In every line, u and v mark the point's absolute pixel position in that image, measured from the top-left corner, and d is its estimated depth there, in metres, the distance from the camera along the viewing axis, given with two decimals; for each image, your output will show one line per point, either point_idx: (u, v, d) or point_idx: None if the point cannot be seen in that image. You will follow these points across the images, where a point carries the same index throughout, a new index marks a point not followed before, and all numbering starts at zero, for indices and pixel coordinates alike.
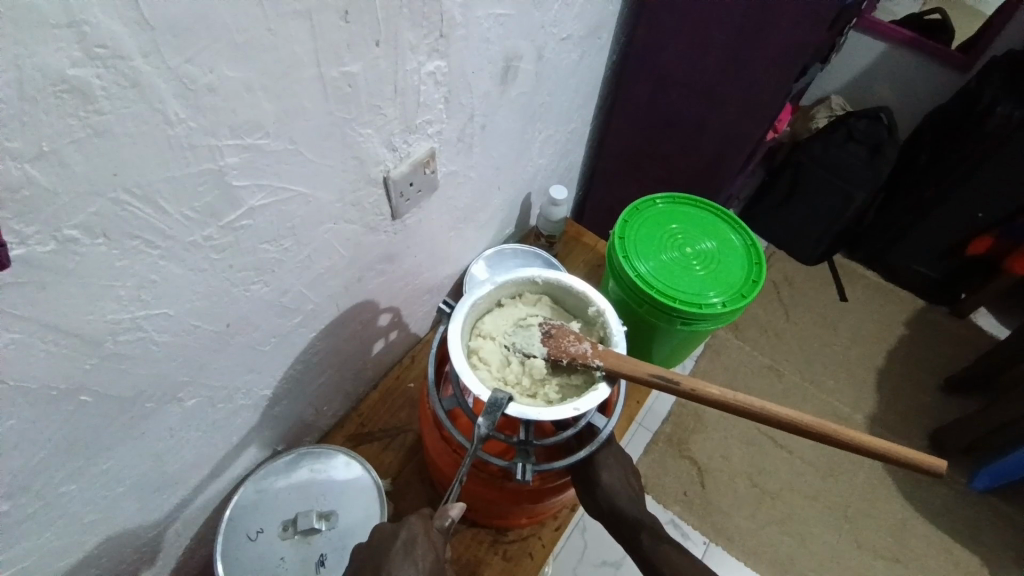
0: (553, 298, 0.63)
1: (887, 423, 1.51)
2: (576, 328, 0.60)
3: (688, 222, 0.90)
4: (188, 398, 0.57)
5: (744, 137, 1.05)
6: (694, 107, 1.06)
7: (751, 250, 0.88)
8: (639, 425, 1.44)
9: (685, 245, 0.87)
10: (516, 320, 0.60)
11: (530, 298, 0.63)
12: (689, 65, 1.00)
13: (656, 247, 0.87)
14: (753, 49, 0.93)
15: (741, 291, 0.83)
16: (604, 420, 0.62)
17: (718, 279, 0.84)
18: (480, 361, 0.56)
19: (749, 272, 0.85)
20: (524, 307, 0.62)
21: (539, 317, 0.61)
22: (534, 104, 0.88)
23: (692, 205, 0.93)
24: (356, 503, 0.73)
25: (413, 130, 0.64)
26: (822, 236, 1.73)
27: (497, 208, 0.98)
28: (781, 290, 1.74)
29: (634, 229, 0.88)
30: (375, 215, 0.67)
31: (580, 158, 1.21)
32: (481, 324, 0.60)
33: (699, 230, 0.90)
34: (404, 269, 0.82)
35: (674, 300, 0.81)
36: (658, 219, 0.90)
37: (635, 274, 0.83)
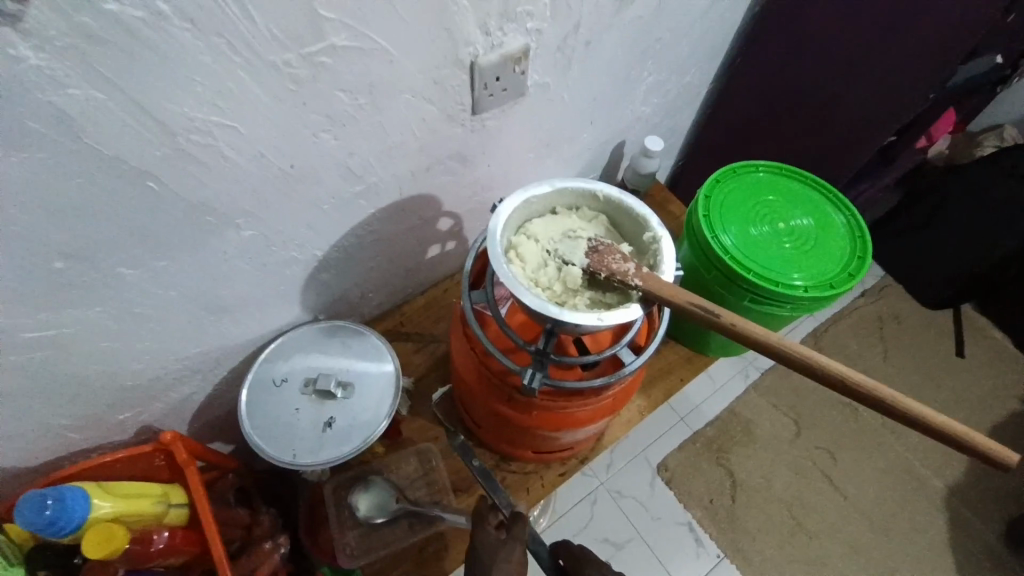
0: (610, 218, 0.59)
1: (969, 499, 1.31)
2: (625, 250, 0.55)
3: (791, 196, 0.80)
4: (245, 228, 0.60)
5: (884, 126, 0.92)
6: (833, 80, 0.93)
7: (856, 242, 0.77)
8: (680, 420, 1.36)
9: (780, 220, 0.78)
10: (565, 229, 0.57)
11: (586, 213, 0.59)
12: (841, 29, 0.88)
13: (744, 216, 0.78)
14: (923, 18, 0.79)
15: (833, 281, 0.73)
16: (629, 357, 0.59)
17: (807, 262, 0.75)
18: (515, 258, 0.54)
19: (849, 264, 0.75)
20: (576, 220, 0.58)
21: (590, 231, 0.57)
22: (648, 36, 0.82)
23: (799, 179, 0.82)
24: (373, 385, 0.75)
25: (511, 19, 0.62)
26: (952, 280, 1.49)
27: (584, 145, 0.94)
28: (884, 327, 1.54)
29: (726, 192, 0.80)
30: (456, 103, 0.66)
31: (689, 120, 1.12)
32: (529, 224, 0.57)
33: (801, 208, 0.80)
34: (474, 177, 0.81)
35: (750, 272, 0.73)
36: (755, 188, 0.81)
37: (714, 238, 0.76)
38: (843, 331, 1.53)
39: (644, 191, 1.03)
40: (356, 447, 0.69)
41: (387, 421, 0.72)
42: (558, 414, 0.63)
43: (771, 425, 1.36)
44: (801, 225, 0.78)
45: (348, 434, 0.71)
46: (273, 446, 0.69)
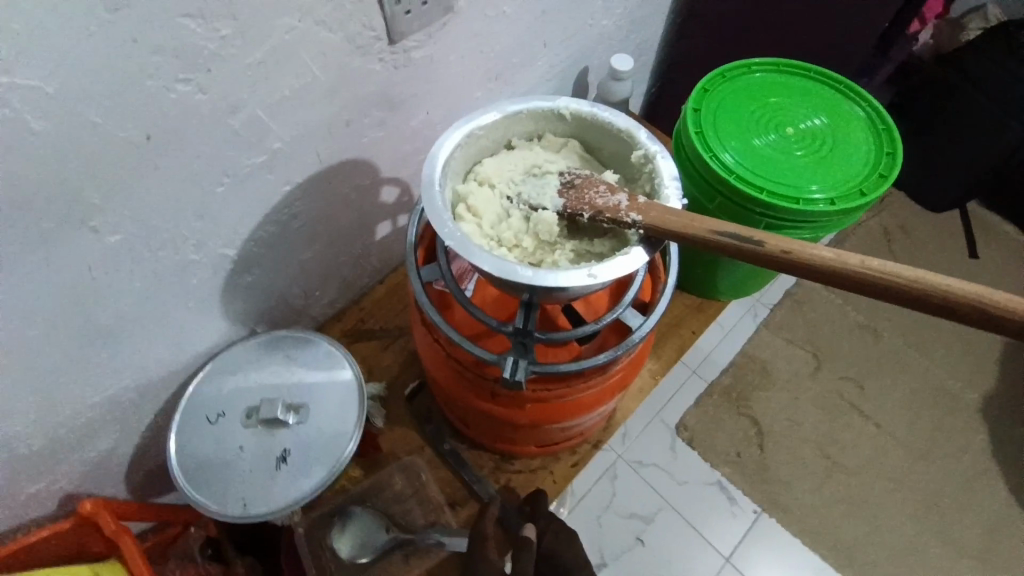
0: (584, 143, 0.45)
1: (1004, 405, 1.23)
2: (611, 180, 0.42)
3: (795, 95, 0.67)
4: (108, 230, 0.45)
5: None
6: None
7: (880, 134, 0.64)
8: (692, 373, 1.24)
9: (787, 124, 0.65)
10: (528, 166, 0.43)
11: (552, 142, 0.45)
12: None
13: (743, 124, 0.64)
14: None
15: (863, 186, 0.60)
16: (636, 319, 0.47)
17: (827, 170, 0.61)
18: (467, 211, 0.40)
19: (877, 162, 0.62)
20: (541, 152, 0.44)
21: (561, 163, 0.43)
22: None
23: (799, 74, 0.69)
24: (333, 402, 0.62)
25: None
26: (961, 175, 1.37)
27: (540, 75, 0.79)
28: (894, 239, 1.43)
29: (716, 102, 0.66)
30: (362, 26, 0.51)
31: (657, 34, 0.97)
32: (480, 167, 0.43)
33: (809, 106, 0.66)
34: (412, 129, 0.66)
35: (763, 191, 0.59)
36: (750, 92, 0.67)
37: (713, 157, 0.62)
38: (851, 251, 1.41)
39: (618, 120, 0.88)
40: (320, 483, 0.57)
41: (354, 442, 0.59)
42: (557, 403, 0.50)
43: (789, 363, 1.26)
44: (812, 125, 0.65)
45: (308, 465, 0.58)
46: (217, 499, 0.57)
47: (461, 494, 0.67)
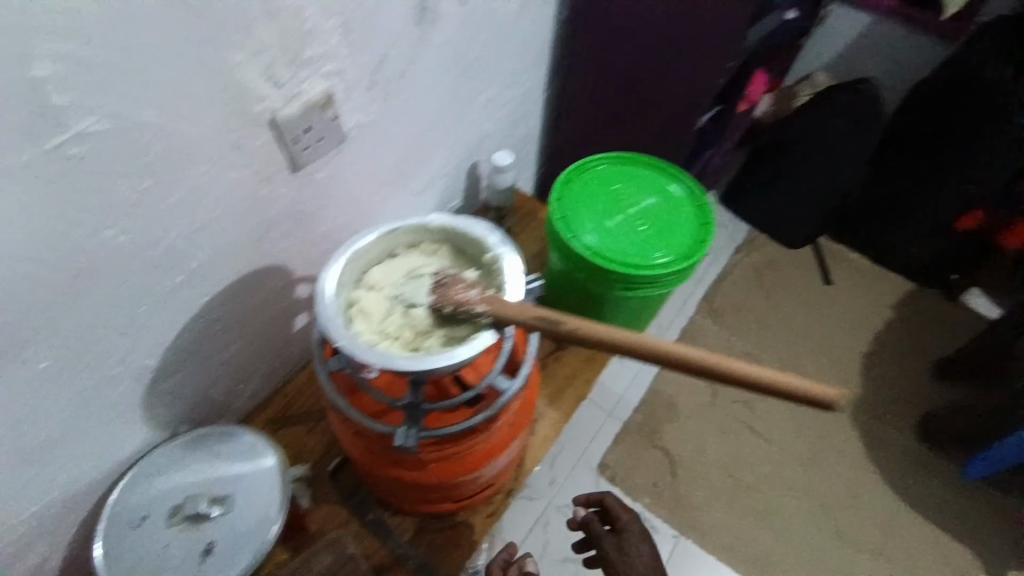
0: (454, 245, 0.56)
1: (874, 409, 1.42)
2: (472, 276, 0.53)
3: (635, 181, 0.83)
4: (38, 359, 0.51)
5: None
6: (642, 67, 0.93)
7: (703, 208, 0.80)
8: (609, 415, 1.36)
9: (630, 206, 0.80)
10: (408, 269, 0.53)
11: (427, 248, 0.56)
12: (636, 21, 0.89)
13: (596, 209, 0.79)
14: None
15: (692, 253, 0.76)
16: (507, 382, 0.57)
17: (663, 240, 0.77)
18: (357, 312, 0.50)
19: (701, 232, 0.78)
20: (419, 257, 0.55)
21: (435, 264, 0.54)
22: (466, 56, 0.81)
23: (637, 163, 0.85)
24: (257, 488, 0.66)
25: (301, 65, 0.57)
26: (810, 214, 1.63)
27: (435, 174, 0.92)
28: (764, 275, 1.66)
29: (574, 191, 0.81)
30: (268, 162, 0.60)
31: (538, 128, 1.14)
32: (370, 274, 0.53)
33: (646, 189, 0.82)
34: (320, 233, 0.75)
35: (613, 264, 0.74)
36: (600, 182, 0.83)
37: (573, 238, 0.76)
38: (732, 289, 1.63)
39: (509, 204, 1.03)
40: (246, 569, 0.60)
41: (278, 525, 0.63)
42: (453, 461, 0.59)
43: (691, 395, 1.41)
44: (651, 205, 0.81)
45: (233, 554, 0.62)
46: None
47: (387, 557, 0.73)
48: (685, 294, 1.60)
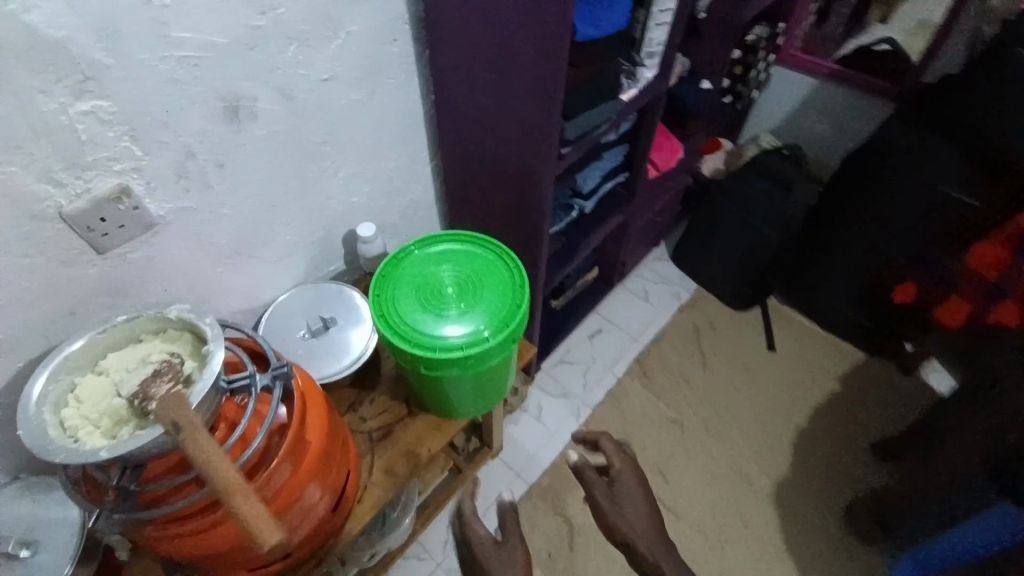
0: (191, 335, 0.60)
1: (799, 488, 1.33)
2: (187, 367, 0.57)
3: (463, 260, 0.87)
4: None
5: (535, 176, 0.93)
6: (489, 150, 0.97)
7: (520, 292, 0.83)
8: (514, 475, 1.35)
9: (450, 285, 0.83)
10: (138, 358, 0.58)
11: (170, 334, 0.60)
12: (474, 111, 0.94)
13: (413, 285, 0.83)
14: (510, 81, 0.83)
15: (493, 340, 0.78)
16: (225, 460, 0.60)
17: (471, 317, 0.80)
18: (70, 399, 0.55)
19: (511, 317, 0.80)
20: (158, 343, 0.59)
21: (165, 353, 0.58)
22: (307, 141, 0.87)
23: (470, 241, 0.89)
24: (54, 543, 0.71)
25: (85, 167, 0.64)
26: (744, 274, 1.59)
27: (297, 244, 0.97)
28: (703, 334, 1.60)
29: (400, 267, 0.85)
30: (66, 249, 0.67)
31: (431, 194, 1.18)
32: (103, 359, 0.58)
33: (471, 269, 0.85)
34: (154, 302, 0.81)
35: (410, 345, 0.77)
36: (429, 259, 0.87)
37: (382, 313, 0.80)
38: (668, 349, 1.58)
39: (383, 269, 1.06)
40: None
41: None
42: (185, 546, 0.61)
43: None
44: (470, 286, 0.83)
45: None
46: None
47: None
48: (617, 353, 1.57)
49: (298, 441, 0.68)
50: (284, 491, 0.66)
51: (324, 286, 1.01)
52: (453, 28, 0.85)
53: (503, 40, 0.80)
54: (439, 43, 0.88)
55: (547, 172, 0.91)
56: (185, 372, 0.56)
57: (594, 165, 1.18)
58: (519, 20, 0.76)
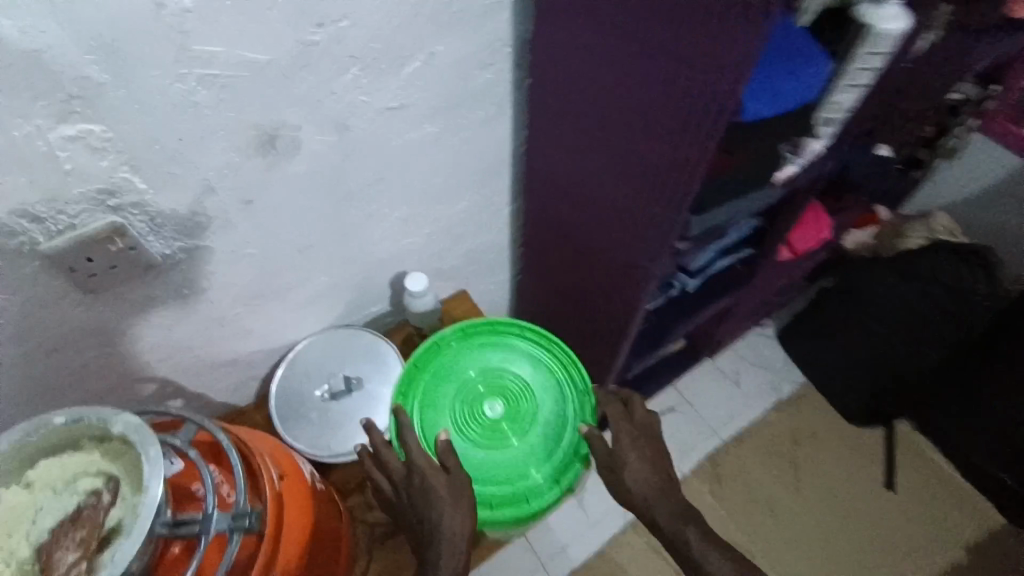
0: (130, 457, 0.45)
1: None
2: (108, 517, 0.42)
3: (517, 374, 0.75)
4: None
5: (641, 269, 0.74)
6: (590, 219, 0.78)
7: (552, 457, 0.71)
8: (540, 566, 1.17)
9: (489, 401, 0.73)
10: (58, 476, 0.44)
11: (111, 446, 0.45)
12: (581, 168, 0.74)
13: (461, 397, 0.73)
14: (635, 154, 0.63)
15: (490, 502, 0.68)
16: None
17: (502, 467, 0.70)
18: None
19: (522, 483, 0.69)
20: (91, 457, 0.45)
21: (94, 478, 0.44)
22: (360, 177, 0.71)
23: (539, 350, 0.76)
24: None
25: (70, 201, 0.51)
26: (874, 390, 1.28)
27: (334, 284, 0.82)
28: (800, 449, 1.34)
29: (451, 347, 0.75)
30: (47, 289, 0.55)
31: (503, 237, 0.99)
32: (23, 462, 0.45)
33: (519, 392, 0.73)
34: (157, 342, 0.69)
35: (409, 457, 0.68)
36: (484, 352, 0.75)
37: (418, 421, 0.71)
38: (753, 455, 1.32)
39: (430, 324, 0.90)
40: None
41: None
42: None
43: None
44: (520, 427, 0.72)
45: None
46: None
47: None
48: (688, 443, 1.33)
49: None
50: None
51: (358, 332, 0.86)
52: (574, 68, 0.65)
53: (636, 103, 0.59)
54: (554, 77, 0.69)
55: (658, 264, 0.70)
56: (107, 527, 0.42)
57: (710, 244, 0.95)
58: (665, 77, 0.54)
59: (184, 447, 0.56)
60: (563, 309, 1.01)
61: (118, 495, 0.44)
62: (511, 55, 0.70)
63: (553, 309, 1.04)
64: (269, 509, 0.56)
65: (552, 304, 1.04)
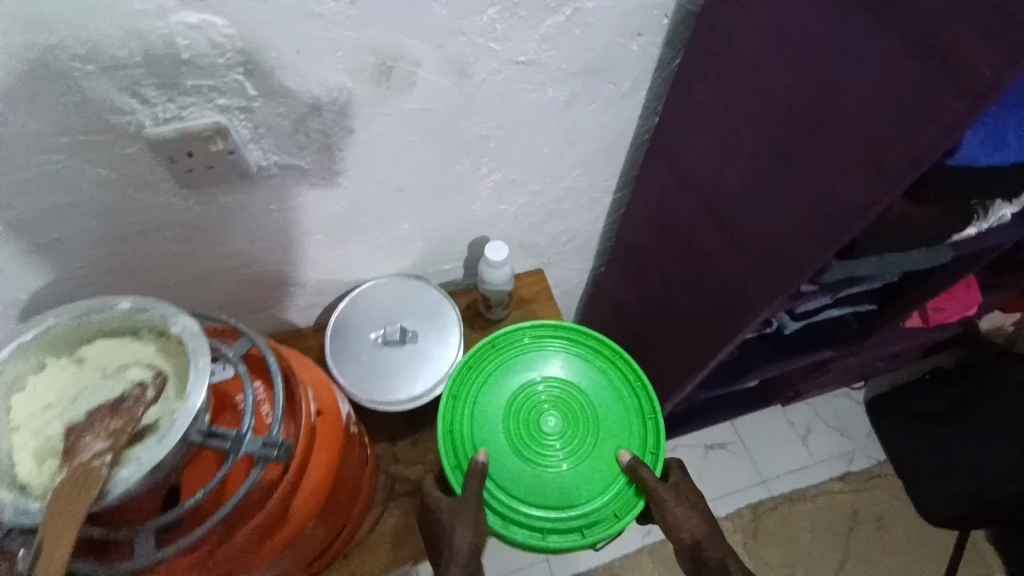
0: (183, 360, 0.44)
1: None
2: (149, 414, 0.41)
3: (595, 403, 0.71)
4: None
5: (750, 303, 0.66)
6: (708, 233, 0.70)
7: (592, 504, 0.66)
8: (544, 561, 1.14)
9: (554, 416, 0.70)
10: (112, 361, 0.44)
11: (168, 346, 0.45)
12: (710, 177, 0.66)
13: (523, 404, 0.70)
14: (788, 176, 0.55)
15: (538, 521, 0.65)
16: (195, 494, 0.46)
17: (565, 487, 0.66)
18: (26, 385, 0.43)
19: (575, 510, 0.65)
20: (150, 352, 0.45)
21: (142, 371, 0.43)
22: (467, 131, 0.66)
23: (622, 383, 0.72)
24: None
25: (180, 91, 0.50)
26: (965, 492, 1.11)
27: (415, 234, 0.80)
28: (855, 530, 1.20)
29: (542, 350, 0.73)
30: (146, 173, 0.56)
31: (596, 226, 0.92)
32: (87, 338, 0.45)
33: (589, 422, 0.70)
34: (237, 249, 0.69)
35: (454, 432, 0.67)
36: (560, 364, 0.73)
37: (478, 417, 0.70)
38: (800, 518, 1.20)
39: (499, 298, 0.85)
40: None
41: None
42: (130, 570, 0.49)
43: None
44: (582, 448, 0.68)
45: None
46: None
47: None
48: (732, 487, 1.23)
49: (280, 512, 0.54)
50: (243, 563, 0.54)
51: (427, 287, 0.83)
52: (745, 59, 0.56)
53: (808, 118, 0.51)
54: (708, 65, 0.60)
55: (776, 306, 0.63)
56: (143, 423, 0.41)
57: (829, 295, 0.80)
58: (861, 103, 0.46)
59: (236, 361, 0.54)
60: (646, 315, 0.94)
61: (163, 394, 0.43)
62: (666, 28, 0.61)
63: (634, 312, 0.97)
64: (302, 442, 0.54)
65: (633, 308, 0.97)
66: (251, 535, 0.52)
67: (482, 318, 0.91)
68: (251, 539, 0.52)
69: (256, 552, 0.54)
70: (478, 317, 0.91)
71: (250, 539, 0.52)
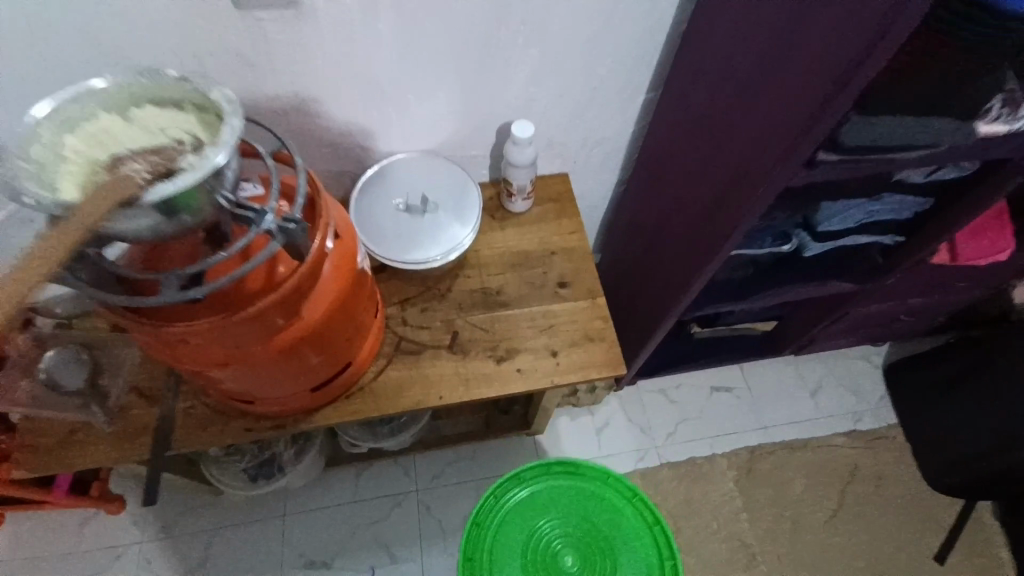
0: (217, 128, 0.47)
1: None
2: (180, 160, 0.45)
3: (619, 568, 0.81)
4: None
5: (759, 182, 0.66)
6: (729, 118, 0.70)
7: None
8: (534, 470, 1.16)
9: (573, 557, 0.81)
10: (159, 123, 0.48)
11: (207, 118, 0.48)
12: (734, 57, 0.66)
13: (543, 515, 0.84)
14: (825, 29, 0.54)
15: None
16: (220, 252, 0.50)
17: None
18: (80, 128, 0.48)
19: None
20: (191, 122, 0.49)
21: (183, 133, 0.47)
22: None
23: (646, 512, 0.83)
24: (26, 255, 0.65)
25: None
26: (967, 451, 1.11)
27: (448, 109, 0.81)
28: (852, 485, 1.19)
29: (558, 487, 0.85)
30: None
31: (627, 132, 0.92)
32: (140, 102, 0.50)
33: (601, 547, 0.82)
34: (276, 91, 0.72)
35: (472, 561, 0.80)
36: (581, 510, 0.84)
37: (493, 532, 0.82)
38: (799, 467, 1.19)
39: (521, 185, 0.87)
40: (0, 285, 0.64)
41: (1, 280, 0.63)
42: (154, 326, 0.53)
43: None
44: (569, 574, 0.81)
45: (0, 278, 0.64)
46: None
47: (150, 421, 0.74)
48: (732, 428, 1.21)
49: (288, 313, 0.57)
50: (251, 353, 0.58)
51: (452, 165, 0.86)
52: None
53: None
54: None
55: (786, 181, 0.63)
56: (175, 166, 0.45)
57: (845, 198, 0.81)
58: None
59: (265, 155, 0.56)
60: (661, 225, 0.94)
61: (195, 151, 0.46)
62: None
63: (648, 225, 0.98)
64: (316, 247, 0.56)
65: (649, 221, 0.98)
66: (262, 325, 0.55)
67: (502, 211, 0.93)
68: (261, 330, 0.56)
69: (263, 347, 0.58)
70: (498, 209, 0.93)
71: (260, 329, 0.56)
